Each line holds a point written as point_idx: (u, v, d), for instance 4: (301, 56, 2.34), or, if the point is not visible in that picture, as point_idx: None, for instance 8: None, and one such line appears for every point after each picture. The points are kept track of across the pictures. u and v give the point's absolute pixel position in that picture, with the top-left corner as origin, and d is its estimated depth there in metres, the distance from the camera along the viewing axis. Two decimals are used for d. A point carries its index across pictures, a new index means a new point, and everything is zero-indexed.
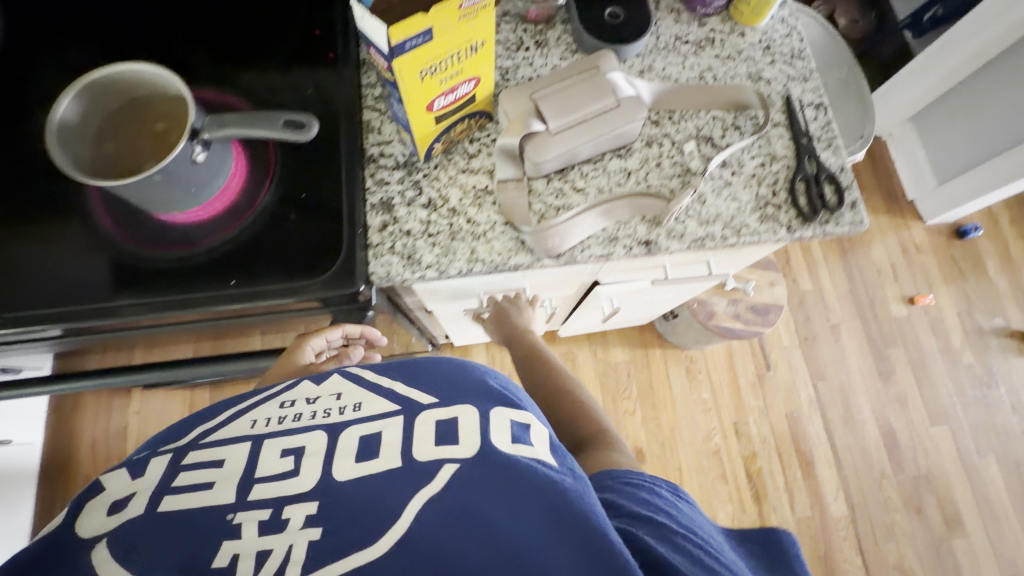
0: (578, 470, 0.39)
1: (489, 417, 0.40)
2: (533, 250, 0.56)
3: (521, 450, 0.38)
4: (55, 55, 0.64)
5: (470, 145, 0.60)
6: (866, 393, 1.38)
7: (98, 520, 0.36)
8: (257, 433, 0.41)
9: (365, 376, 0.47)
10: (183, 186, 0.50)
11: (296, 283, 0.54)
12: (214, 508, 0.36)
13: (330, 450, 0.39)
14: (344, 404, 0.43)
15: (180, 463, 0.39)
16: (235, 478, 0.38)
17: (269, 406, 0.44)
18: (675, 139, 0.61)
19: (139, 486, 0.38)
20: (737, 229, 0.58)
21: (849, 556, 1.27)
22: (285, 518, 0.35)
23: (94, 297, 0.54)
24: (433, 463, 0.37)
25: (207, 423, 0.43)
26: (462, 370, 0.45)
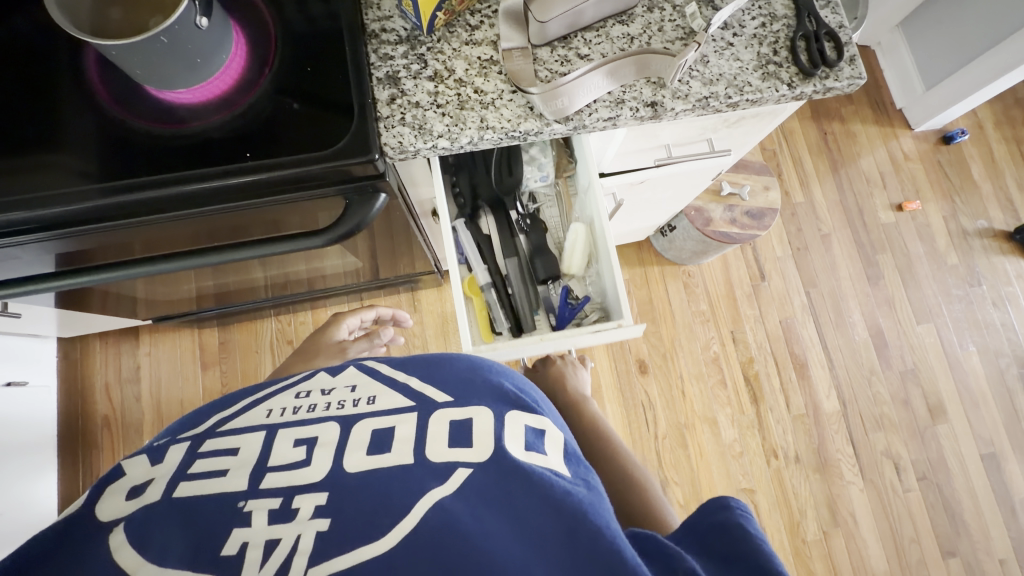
0: (592, 480, 0.40)
1: (505, 420, 0.41)
2: (541, 115, 0.57)
3: (534, 459, 0.39)
4: None
5: (472, 17, 0.60)
6: (856, 298, 1.44)
7: (118, 504, 0.39)
8: (272, 423, 0.42)
9: (380, 369, 0.47)
10: (187, 55, 0.49)
11: (308, 154, 0.54)
12: (227, 495, 0.37)
13: (341, 443, 0.40)
14: (358, 396, 0.44)
15: (198, 449, 0.41)
16: (248, 465, 0.39)
17: (286, 395, 0.46)
18: (676, 3, 0.61)
19: (157, 473, 0.40)
20: (740, 87, 0.59)
21: (841, 446, 1.35)
22: (294, 507, 0.36)
23: (103, 177, 0.53)
24: (445, 466, 0.38)
25: (223, 413, 0.45)
26: (476, 372, 0.47)
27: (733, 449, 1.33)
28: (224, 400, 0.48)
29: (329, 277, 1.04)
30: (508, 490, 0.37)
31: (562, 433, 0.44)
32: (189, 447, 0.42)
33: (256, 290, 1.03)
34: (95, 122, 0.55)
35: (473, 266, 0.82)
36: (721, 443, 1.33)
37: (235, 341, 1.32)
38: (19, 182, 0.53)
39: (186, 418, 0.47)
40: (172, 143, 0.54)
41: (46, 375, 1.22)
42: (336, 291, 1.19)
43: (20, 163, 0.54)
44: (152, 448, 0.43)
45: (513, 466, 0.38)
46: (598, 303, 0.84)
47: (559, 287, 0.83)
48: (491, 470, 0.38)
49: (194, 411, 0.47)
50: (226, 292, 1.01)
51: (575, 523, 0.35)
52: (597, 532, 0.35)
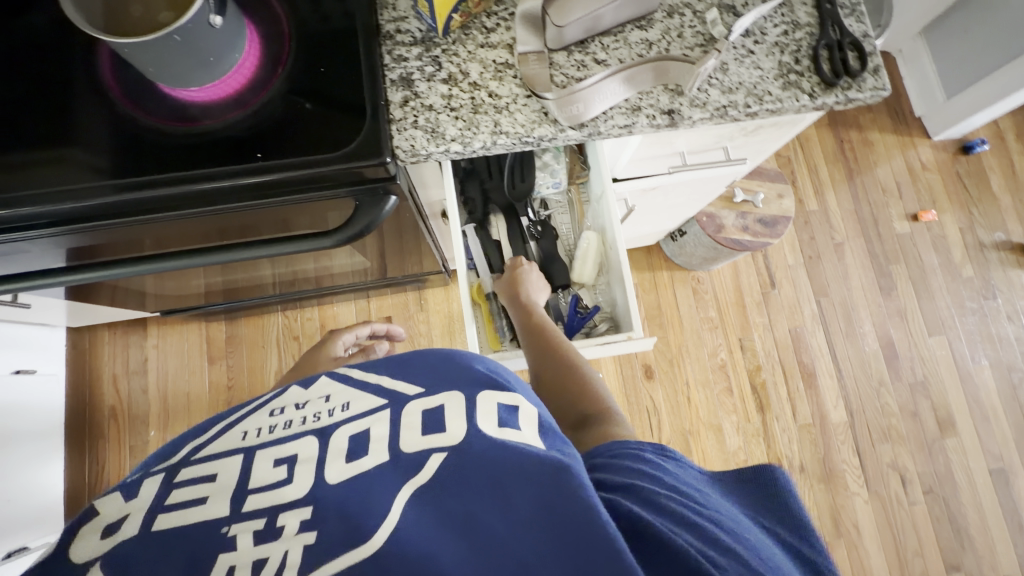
0: (570, 449, 0.38)
1: (477, 401, 0.41)
2: (556, 121, 0.56)
3: (508, 435, 0.38)
4: None
5: (488, 20, 0.59)
6: (867, 308, 1.42)
7: (92, 545, 0.35)
8: (249, 445, 0.40)
9: (354, 375, 0.47)
10: (201, 53, 0.49)
11: (318, 155, 0.53)
12: (208, 522, 0.35)
13: (321, 455, 0.38)
14: (333, 405, 0.43)
15: (174, 480, 0.38)
16: (228, 490, 0.37)
17: (259, 414, 0.44)
18: (697, 9, 0.60)
19: (133, 507, 0.37)
20: (760, 96, 0.58)
21: (847, 457, 1.33)
22: (279, 526, 0.35)
23: (114, 174, 0.53)
24: (419, 455, 0.37)
25: (199, 440, 0.43)
26: (445, 360, 0.45)
27: (738, 457, 1.32)
28: (199, 428, 0.46)
29: (336, 275, 1.04)
30: (484, 466, 0.36)
31: (540, 410, 0.43)
32: (165, 477, 0.39)
33: (263, 286, 1.03)
34: (106, 121, 0.55)
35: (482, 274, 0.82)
36: (726, 450, 1.32)
37: (242, 335, 1.32)
38: (29, 178, 0.53)
39: (161, 450, 0.45)
40: (182, 142, 0.54)
41: (52, 362, 1.22)
42: (343, 289, 1.19)
43: (33, 158, 0.53)
44: (125, 485, 0.39)
45: (487, 445, 0.37)
46: (608, 312, 0.83)
47: (569, 296, 0.83)
48: (466, 451, 0.37)
49: (174, 441, 0.45)
50: (234, 288, 1.01)
51: (551, 489, 0.34)
52: (575, 494, 0.33)
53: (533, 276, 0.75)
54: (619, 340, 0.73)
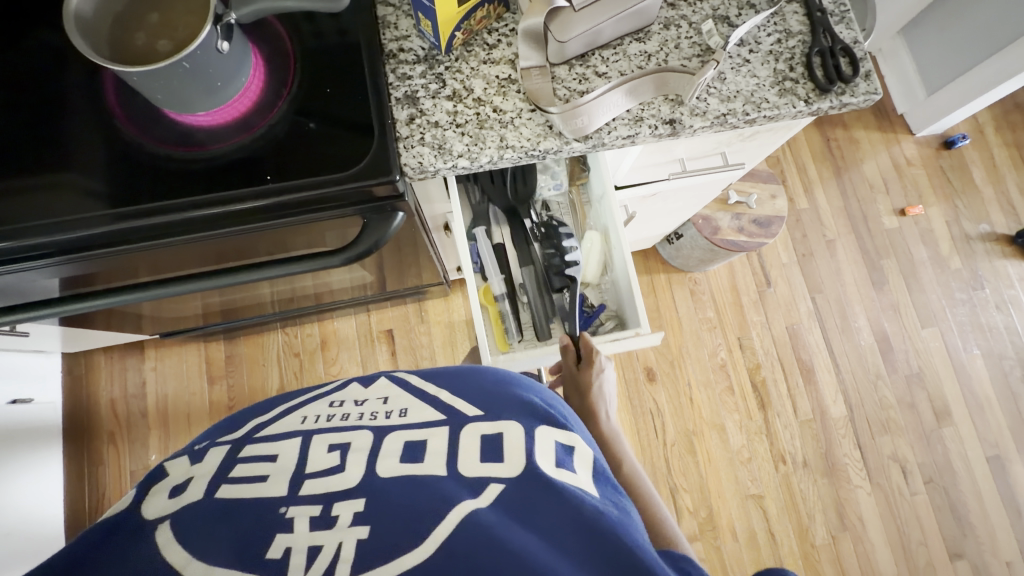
0: (620, 502, 0.43)
1: (534, 434, 0.46)
2: (561, 134, 0.57)
3: (563, 474, 0.43)
4: None
5: (490, 36, 0.60)
6: (860, 302, 1.44)
7: (160, 503, 0.42)
8: (307, 428, 0.47)
9: (411, 381, 0.54)
10: (209, 79, 0.49)
11: (325, 176, 0.54)
12: (267, 499, 0.40)
13: (374, 449, 0.44)
14: (390, 409, 0.50)
15: (237, 454, 0.46)
16: (287, 473, 0.42)
17: (320, 403, 0.52)
18: (692, 20, 0.61)
19: (198, 473, 0.44)
20: (757, 103, 0.60)
21: (849, 451, 1.35)
22: (333, 514, 0.39)
23: (122, 199, 0.53)
24: (479, 479, 0.41)
25: (262, 417, 0.51)
26: (502, 388, 0.52)
27: (742, 455, 1.33)
28: (262, 407, 0.55)
29: (338, 290, 1.04)
30: (542, 501, 0.40)
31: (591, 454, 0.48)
32: (229, 450, 0.46)
33: (264, 305, 1.03)
34: (110, 146, 0.54)
35: (488, 275, 0.83)
36: (729, 449, 1.33)
37: (241, 354, 1.31)
38: (36, 204, 0.53)
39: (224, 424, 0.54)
40: (189, 166, 0.54)
41: (53, 389, 1.21)
42: (343, 303, 1.18)
43: (39, 181, 0.53)
44: (194, 452, 0.48)
45: (546, 480, 0.42)
46: (614, 311, 0.85)
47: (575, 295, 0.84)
48: (526, 480, 0.42)
49: (229, 419, 0.54)
50: (233, 307, 1.00)
51: (600, 535, 0.38)
52: (625, 549, 0.38)
53: (606, 384, 0.71)
54: (628, 337, 0.76)
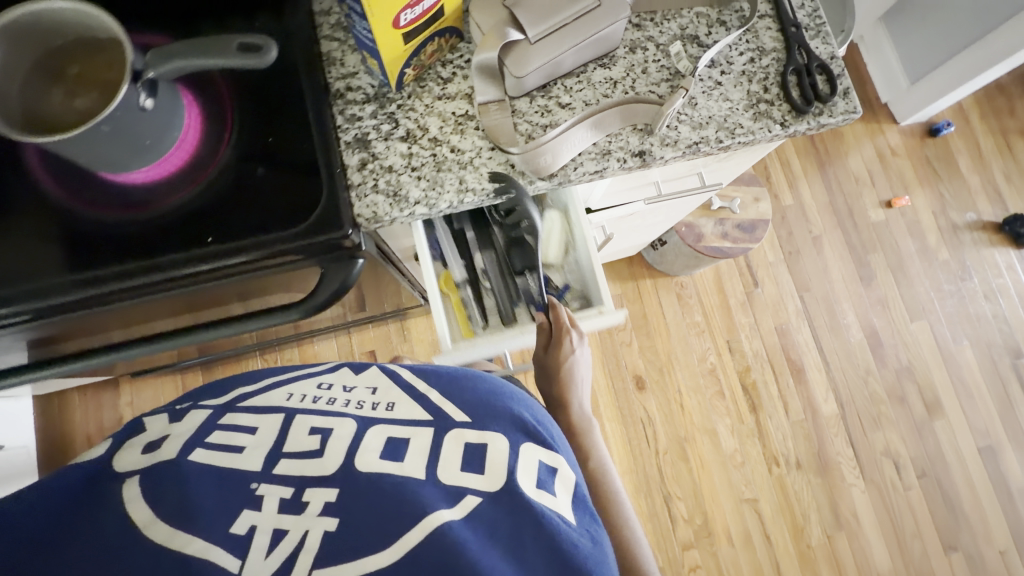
0: (599, 534, 0.42)
1: (519, 451, 0.45)
2: (524, 173, 0.54)
3: (543, 497, 0.42)
4: None
5: (444, 69, 0.56)
6: (849, 299, 1.42)
7: (135, 456, 0.44)
8: (290, 406, 0.48)
9: (403, 375, 0.53)
10: (136, 139, 0.45)
11: (272, 236, 0.50)
12: (241, 473, 0.42)
13: (355, 442, 0.44)
14: (378, 401, 0.50)
15: (218, 421, 0.47)
16: (265, 447, 0.44)
17: (307, 383, 0.52)
18: (660, 41, 0.58)
19: (174, 431, 0.46)
20: (731, 129, 0.56)
21: (841, 449, 1.35)
22: (305, 500, 0.41)
23: (57, 270, 0.49)
24: (456, 490, 0.42)
25: (246, 389, 0.52)
26: (494, 396, 0.51)
27: (735, 459, 1.32)
28: (252, 375, 0.55)
29: (312, 322, 1.00)
30: (516, 521, 0.40)
31: (577, 474, 0.46)
32: (211, 414, 0.48)
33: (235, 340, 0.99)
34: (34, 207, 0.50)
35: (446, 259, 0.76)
36: (722, 453, 1.32)
37: None
38: None
39: (205, 388, 0.55)
40: (123, 229, 0.50)
41: (25, 430, 1.17)
42: (320, 330, 1.15)
43: None
44: (173, 410, 0.51)
45: (524, 499, 0.41)
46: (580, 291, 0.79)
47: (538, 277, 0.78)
48: (501, 499, 0.41)
49: (210, 384, 0.55)
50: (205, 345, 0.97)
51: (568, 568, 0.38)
52: None
53: (580, 365, 0.72)
54: (591, 315, 0.72)
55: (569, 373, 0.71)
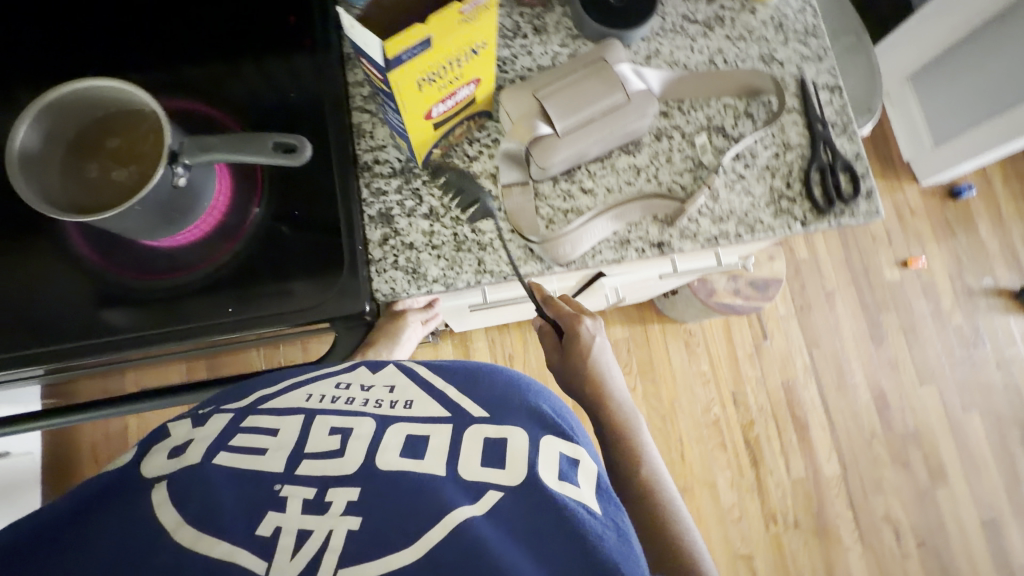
0: (625, 524, 0.36)
1: (539, 445, 0.38)
2: (543, 258, 0.54)
3: (567, 490, 0.36)
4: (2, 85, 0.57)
5: (470, 147, 0.56)
6: (858, 358, 1.41)
7: (159, 462, 0.38)
8: (310, 407, 0.41)
9: (420, 370, 0.46)
10: (168, 214, 0.46)
11: (300, 305, 0.50)
12: (263, 476, 0.37)
13: (375, 440, 0.39)
14: (396, 398, 0.43)
15: (239, 424, 0.40)
16: (286, 448, 0.38)
17: (325, 382, 0.45)
18: (685, 130, 0.58)
19: (197, 435, 0.40)
20: (751, 225, 0.57)
21: (840, 511, 1.33)
22: (327, 500, 0.35)
23: (78, 333, 0.49)
24: (476, 485, 0.36)
25: (265, 390, 0.44)
26: (514, 386, 0.44)
27: (732, 513, 1.31)
28: (274, 375, 0.47)
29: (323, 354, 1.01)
30: (539, 521, 0.34)
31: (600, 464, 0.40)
32: (231, 419, 0.41)
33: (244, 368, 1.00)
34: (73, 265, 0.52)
35: None
36: (720, 506, 1.31)
37: None
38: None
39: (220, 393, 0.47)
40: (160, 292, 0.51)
41: (32, 438, 1.19)
42: None
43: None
44: (197, 413, 0.43)
45: (547, 494, 0.35)
46: None
47: None
48: (523, 497, 0.35)
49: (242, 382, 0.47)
50: None
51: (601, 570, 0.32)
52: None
53: (610, 355, 0.58)
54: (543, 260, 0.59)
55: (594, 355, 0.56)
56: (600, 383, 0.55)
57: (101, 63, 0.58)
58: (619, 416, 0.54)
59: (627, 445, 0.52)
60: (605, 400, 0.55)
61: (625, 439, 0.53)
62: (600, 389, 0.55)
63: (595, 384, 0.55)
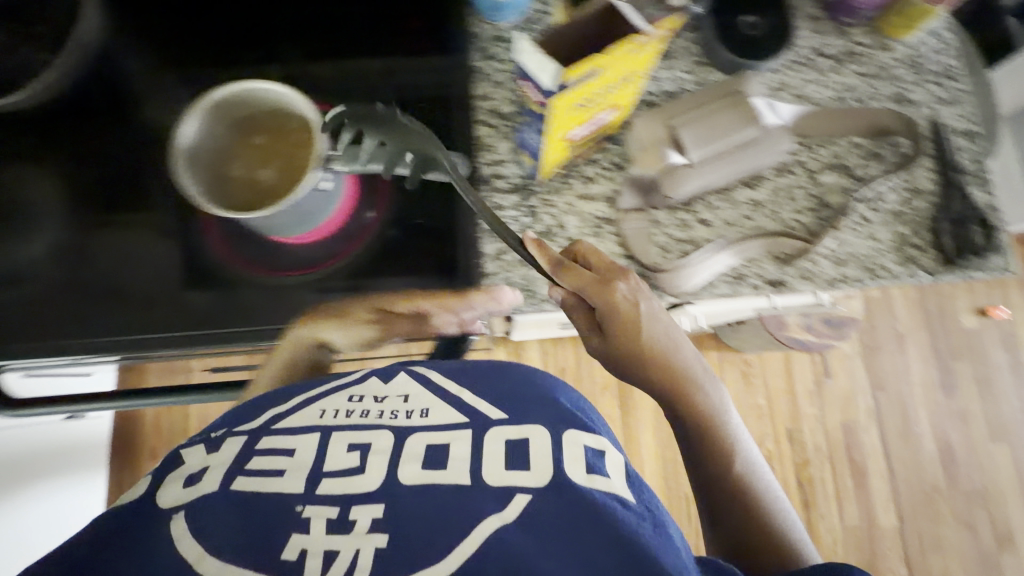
0: (657, 511, 0.38)
1: (561, 443, 0.40)
2: (656, 287, 0.54)
3: (596, 484, 0.38)
4: (139, 73, 0.59)
5: (589, 168, 0.56)
6: (925, 406, 1.35)
7: (176, 491, 0.39)
8: (325, 424, 0.43)
9: (433, 377, 0.47)
10: (303, 213, 0.49)
11: (408, 313, 0.54)
12: (284, 497, 0.38)
13: (396, 451, 0.40)
14: (411, 407, 0.44)
15: (255, 446, 0.42)
16: (304, 469, 0.40)
17: (338, 396, 0.46)
18: (810, 167, 0.57)
19: (212, 462, 0.41)
20: (873, 270, 0.55)
21: (895, 566, 1.27)
22: (352, 518, 0.37)
23: (207, 322, 0.53)
24: (504, 490, 0.38)
25: (278, 407, 0.45)
26: (529, 382, 0.46)
27: None
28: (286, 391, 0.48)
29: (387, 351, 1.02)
30: (569, 519, 0.36)
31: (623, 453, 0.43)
32: (245, 441, 0.42)
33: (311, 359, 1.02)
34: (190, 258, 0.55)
35: None
36: None
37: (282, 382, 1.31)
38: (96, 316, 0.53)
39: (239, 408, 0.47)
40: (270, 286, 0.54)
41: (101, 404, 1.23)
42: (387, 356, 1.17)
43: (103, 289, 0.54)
44: (209, 438, 0.44)
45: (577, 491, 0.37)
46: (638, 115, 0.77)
47: None
48: (551, 497, 0.37)
49: (246, 401, 0.47)
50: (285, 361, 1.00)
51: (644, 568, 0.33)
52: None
53: (664, 320, 0.50)
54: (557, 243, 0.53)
55: (652, 327, 0.49)
56: (665, 360, 0.50)
57: (240, 58, 0.60)
58: (689, 395, 0.50)
59: (698, 425, 0.50)
60: (674, 379, 0.50)
61: (697, 420, 0.50)
62: (665, 365, 0.50)
63: (660, 364, 0.50)
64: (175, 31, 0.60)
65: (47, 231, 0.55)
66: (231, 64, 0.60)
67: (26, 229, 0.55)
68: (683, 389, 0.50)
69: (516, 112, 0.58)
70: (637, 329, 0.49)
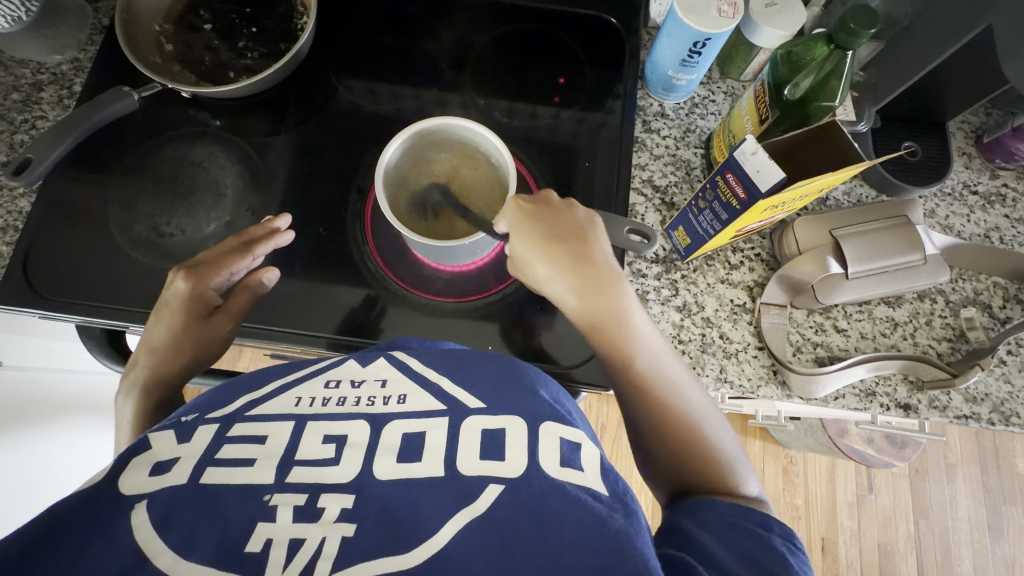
0: (636, 507, 0.31)
1: (537, 432, 0.34)
2: (785, 385, 0.54)
3: (569, 477, 0.31)
4: (324, 81, 0.63)
5: (733, 255, 0.57)
6: (968, 546, 1.30)
7: (140, 478, 0.33)
8: (300, 414, 0.37)
9: (412, 364, 0.40)
10: (473, 250, 0.50)
11: (546, 363, 0.55)
12: (251, 488, 0.32)
13: (372, 445, 0.34)
14: (389, 394, 0.38)
15: (226, 434, 0.36)
16: (276, 457, 0.34)
17: (313, 382, 0.39)
18: (950, 298, 0.57)
19: (185, 452, 0.34)
20: (1006, 415, 0.54)
21: None
22: (319, 507, 0.31)
23: (358, 330, 0.55)
24: (475, 482, 0.31)
25: (256, 391, 0.39)
26: (512, 373, 0.39)
27: None
28: (259, 373, 0.42)
29: None
30: (537, 510, 0.30)
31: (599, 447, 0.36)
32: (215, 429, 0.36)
33: None
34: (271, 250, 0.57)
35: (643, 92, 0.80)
36: None
37: None
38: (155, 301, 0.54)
39: (216, 389, 0.41)
40: (331, 285, 0.56)
41: None
42: None
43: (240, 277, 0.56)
44: (179, 422, 0.38)
45: (544, 481, 0.31)
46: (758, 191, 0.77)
47: None
48: (518, 491, 0.31)
49: (220, 384, 0.41)
50: None
51: (614, 562, 0.27)
52: None
53: (590, 228, 0.50)
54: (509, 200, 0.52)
55: (568, 220, 0.50)
56: (568, 256, 0.48)
57: (414, 83, 0.64)
58: (598, 298, 0.47)
59: (607, 333, 0.46)
60: (582, 277, 0.48)
61: (606, 338, 0.46)
62: (573, 264, 0.48)
63: (569, 265, 0.48)
64: (364, 51, 0.65)
65: (215, 214, 0.58)
66: (405, 86, 0.64)
67: (200, 209, 0.58)
68: (589, 287, 0.47)
69: (671, 186, 0.60)
70: (543, 222, 0.49)
